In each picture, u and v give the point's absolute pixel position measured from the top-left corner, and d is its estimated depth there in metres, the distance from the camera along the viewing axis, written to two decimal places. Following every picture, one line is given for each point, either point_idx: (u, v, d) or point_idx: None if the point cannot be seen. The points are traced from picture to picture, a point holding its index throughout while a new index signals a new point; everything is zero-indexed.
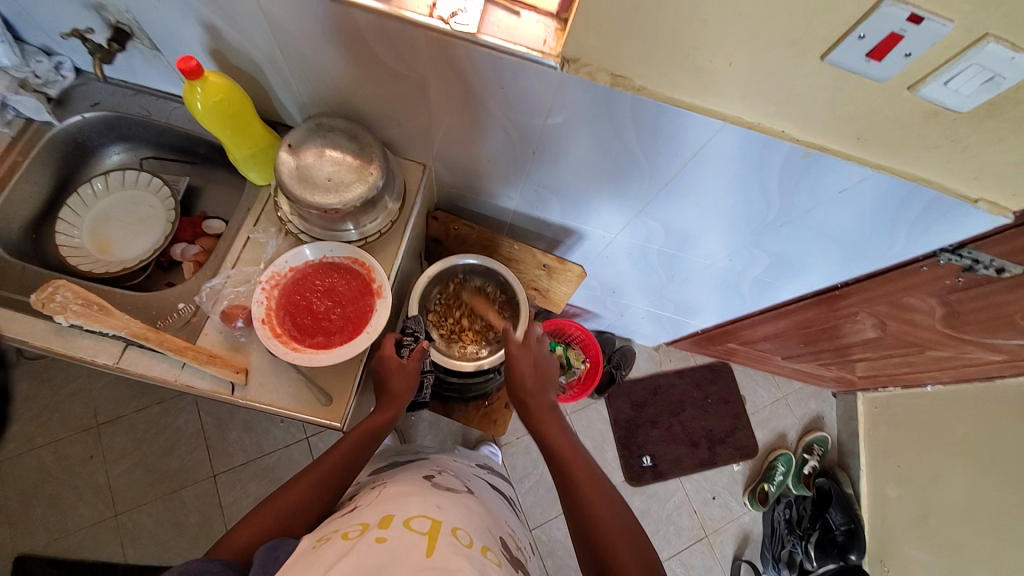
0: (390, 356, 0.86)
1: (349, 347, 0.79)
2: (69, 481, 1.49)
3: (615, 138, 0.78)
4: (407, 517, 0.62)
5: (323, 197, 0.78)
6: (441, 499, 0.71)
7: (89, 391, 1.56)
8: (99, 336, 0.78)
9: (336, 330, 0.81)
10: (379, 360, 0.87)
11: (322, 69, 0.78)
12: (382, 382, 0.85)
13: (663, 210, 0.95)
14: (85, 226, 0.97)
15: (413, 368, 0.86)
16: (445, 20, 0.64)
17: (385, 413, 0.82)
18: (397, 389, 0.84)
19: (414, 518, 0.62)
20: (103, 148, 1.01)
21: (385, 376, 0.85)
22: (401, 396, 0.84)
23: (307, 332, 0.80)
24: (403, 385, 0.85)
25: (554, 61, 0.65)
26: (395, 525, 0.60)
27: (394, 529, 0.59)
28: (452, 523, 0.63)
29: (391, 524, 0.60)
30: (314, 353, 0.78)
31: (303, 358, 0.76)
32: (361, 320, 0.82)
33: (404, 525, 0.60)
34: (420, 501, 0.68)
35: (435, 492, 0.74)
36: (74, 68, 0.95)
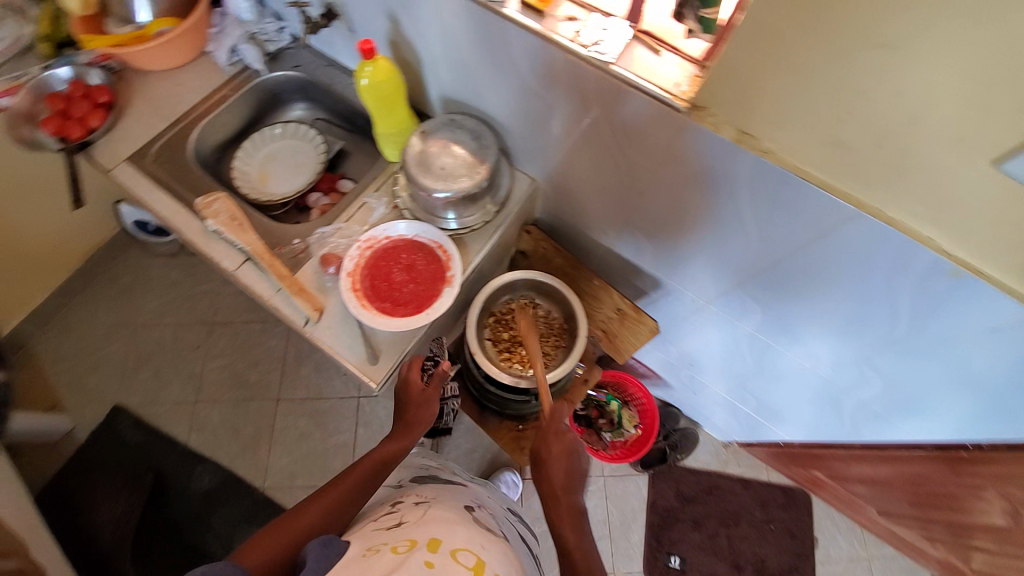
0: (414, 380, 0.86)
1: (407, 321, 0.84)
2: (176, 360, 1.77)
3: (726, 199, 0.73)
4: (455, 547, 0.60)
5: (432, 182, 0.86)
6: (485, 537, 0.67)
7: (218, 293, 1.87)
8: (229, 245, 0.94)
9: (403, 302, 0.86)
10: (403, 384, 0.86)
11: (469, 73, 0.86)
12: (406, 409, 0.85)
13: (765, 292, 0.87)
14: (255, 159, 1.16)
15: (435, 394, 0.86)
16: (586, 47, 0.66)
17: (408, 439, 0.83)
18: (418, 416, 0.84)
19: (462, 550, 0.60)
20: (290, 102, 1.23)
21: (411, 403, 0.85)
22: (423, 422, 0.85)
23: (378, 295, 0.86)
24: (424, 411, 0.85)
25: (682, 104, 0.64)
26: (444, 554, 0.58)
27: (441, 555, 0.58)
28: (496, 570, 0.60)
29: (438, 550, 0.58)
30: (379, 315, 0.85)
31: (368, 315, 0.84)
32: (426, 301, 0.86)
33: (451, 554, 0.58)
34: (468, 532, 0.65)
35: (478, 526, 0.70)
36: (292, 35, 1.17)
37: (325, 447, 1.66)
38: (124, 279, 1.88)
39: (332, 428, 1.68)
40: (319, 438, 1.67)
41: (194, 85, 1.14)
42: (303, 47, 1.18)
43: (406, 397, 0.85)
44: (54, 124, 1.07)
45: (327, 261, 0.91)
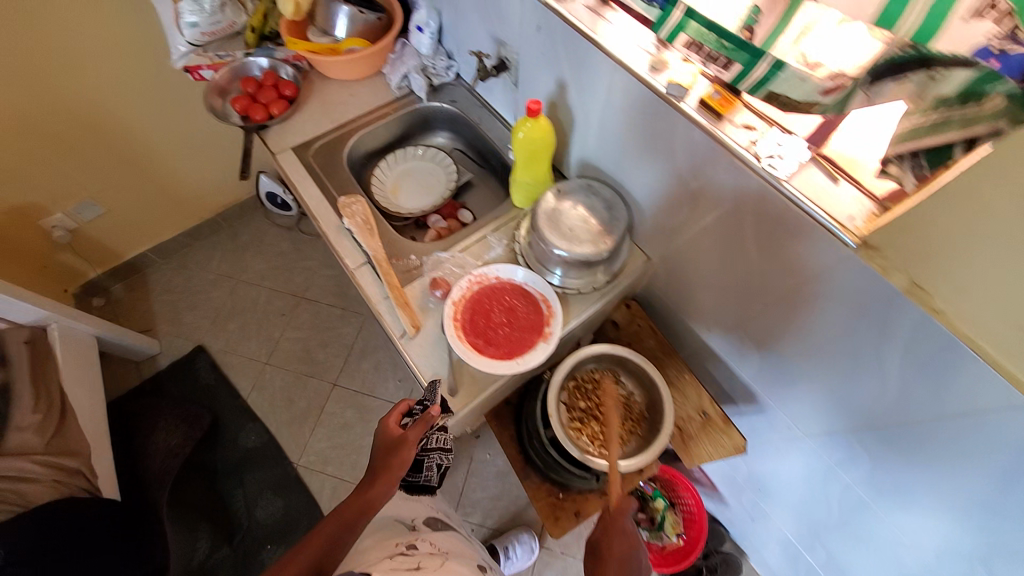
0: (393, 425, 0.83)
1: (496, 365, 0.84)
2: (260, 322, 1.91)
3: (870, 340, 0.68)
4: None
5: (556, 238, 0.88)
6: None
7: (314, 272, 2.02)
8: (354, 245, 1.01)
9: (497, 344, 0.87)
10: (383, 428, 0.84)
11: (619, 147, 0.88)
12: (383, 458, 0.80)
13: (884, 445, 0.78)
14: (393, 172, 1.27)
15: (412, 442, 0.81)
16: (758, 157, 0.66)
17: (381, 489, 0.77)
18: (395, 465, 0.79)
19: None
20: (437, 129, 1.33)
21: (390, 452, 0.80)
22: (397, 470, 0.78)
23: (474, 330, 0.88)
24: (400, 461, 0.79)
25: (852, 239, 0.61)
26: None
27: None
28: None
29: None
30: (470, 349, 0.86)
31: (460, 346, 0.85)
32: (518, 349, 0.87)
33: None
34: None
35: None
36: (456, 74, 1.29)
37: (363, 445, 1.69)
38: (242, 237, 2.08)
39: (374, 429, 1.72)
40: (359, 435, 1.71)
41: (364, 96, 1.27)
42: (461, 86, 1.29)
43: (384, 446, 0.81)
44: (241, 103, 1.21)
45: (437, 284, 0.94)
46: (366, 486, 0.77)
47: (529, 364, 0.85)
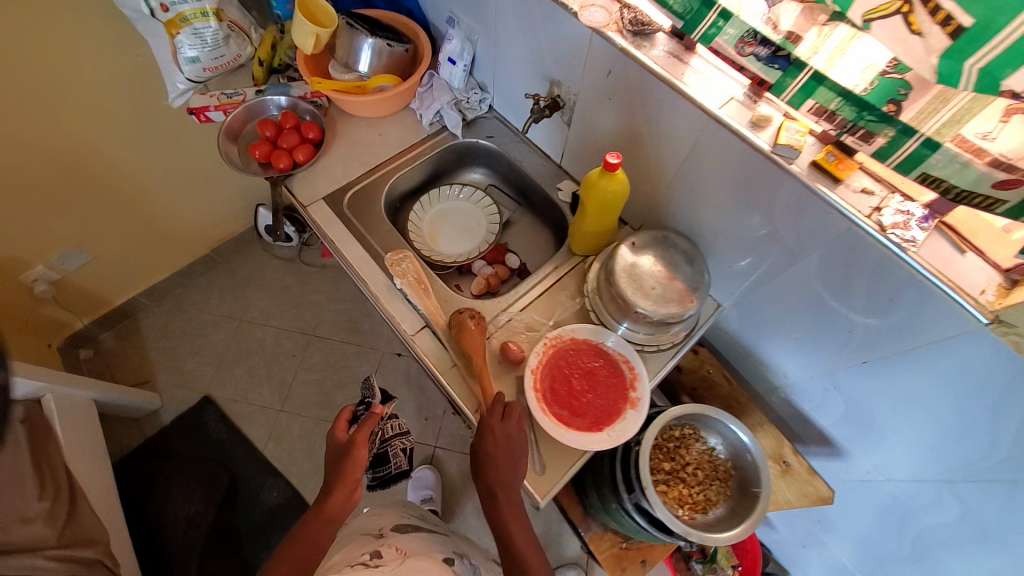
0: (342, 428, 0.92)
1: (587, 440, 0.80)
2: (270, 364, 1.79)
3: (992, 406, 0.67)
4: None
5: (640, 300, 0.83)
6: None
7: (322, 307, 1.90)
8: (409, 307, 0.94)
9: (583, 414, 0.83)
10: (334, 436, 0.91)
11: (700, 199, 0.86)
12: (336, 468, 0.86)
13: (988, 502, 0.76)
14: (427, 216, 1.19)
15: (363, 444, 0.87)
16: (881, 227, 0.63)
17: (339, 494, 0.83)
18: (348, 470, 0.84)
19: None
20: (471, 167, 1.27)
21: (341, 457, 0.86)
22: (353, 472, 0.85)
23: (558, 400, 0.83)
24: (353, 463, 0.85)
25: (988, 315, 0.59)
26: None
27: None
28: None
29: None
30: (556, 423, 0.81)
31: (546, 421, 0.80)
32: (606, 419, 0.82)
33: None
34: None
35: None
36: (490, 106, 1.23)
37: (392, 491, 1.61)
38: (241, 272, 1.94)
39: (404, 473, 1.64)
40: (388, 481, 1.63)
41: (393, 136, 1.20)
42: (496, 118, 1.23)
43: (337, 457, 0.87)
44: (261, 149, 1.13)
45: (477, 315, 0.88)
46: (325, 496, 0.83)
47: (625, 437, 0.80)
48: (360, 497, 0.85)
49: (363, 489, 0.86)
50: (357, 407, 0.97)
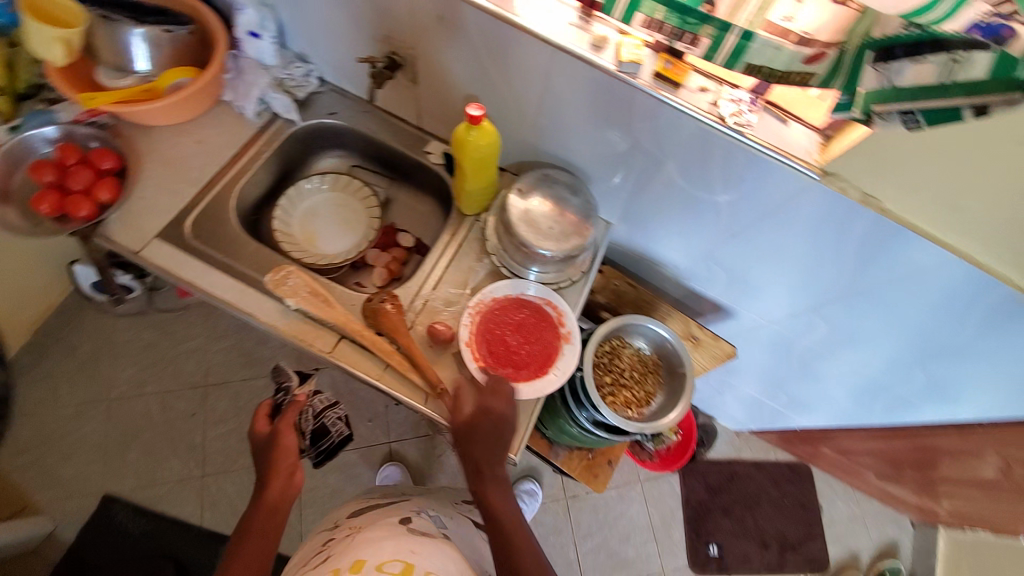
0: (262, 424, 0.96)
1: (540, 386, 0.83)
2: (169, 434, 1.56)
3: (832, 243, 0.81)
4: (379, 565, 0.75)
5: (542, 243, 0.85)
6: (415, 542, 0.82)
7: (204, 351, 1.66)
8: (315, 325, 0.86)
9: (525, 365, 0.86)
10: (256, 432, 0.95)
11: (566, 129, 0.87)
12: (269, 460, 0.90)
13: (840, 313, 0.96)
14: (297, 219, 1.08)
15: (290, 431, 0.93)
16: (723, 118, 0.71)
17: (278, 482, 0.87)
18: (279, 458, 0.89)
19: (387, 563, 0.75)
20: (324, 151, 1.15)
21: (270, 448, 0.91)
22: (285, 457, 0.90)
23: (500, 361, 0.85)
24: (284, 450, 0.90)
25: (816, 171, 0.70)
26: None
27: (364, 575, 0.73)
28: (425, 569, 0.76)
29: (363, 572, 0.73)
30: (506, 382, 0.83)
31: (498, 385, 0.82)
32: (546, 360, 0.86)
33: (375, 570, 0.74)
34: (394, 545, 0.79)
35: (409, 535, 0.84)
36: (319, 78, 1.10)
37: None
38: (83, 348, 1.60)
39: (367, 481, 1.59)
40: (354, 494, 1.57)
41: (219, 141, 1.03)
42: (331, 90, 1.11)
43: (264, 450, 0.91)
44: (50, 201, 0.94)
45: (394, 297, 0.87)
46: (264, 487, 0.87)
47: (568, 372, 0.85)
48: (302, 479, 0.90)
49: (303, 470, 0.91)
50: (278, 399, 1.04)
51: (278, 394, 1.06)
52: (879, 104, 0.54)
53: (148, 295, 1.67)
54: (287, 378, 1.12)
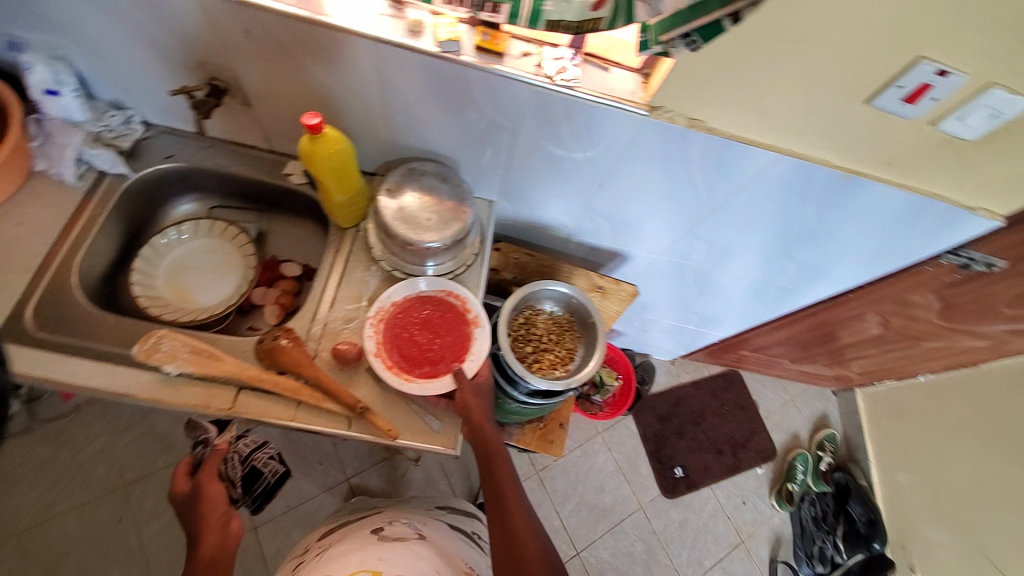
0: (183, 483, 0.89)
1: (461, 374, 0.84)
2: (96, 549, 1.39)
3: (682, 170, 0.89)
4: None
5: (423, 236, 0.85)
6: (384, 549, 0.86)
7: (112, 450, 1.49)
8: (208, 384, 0.80)
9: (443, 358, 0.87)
10: (178, 492, 0.88)
11: (417, 120, 0.87)
12: (195, 516, 0.84)
13: (712, 229, 1.05)
14: (161, 275, 1.00)
15: (216, 481, 0.88)
16: (551, 78, 0.75)
17: (212, 534, 0.80)
18: (208, 509, 0.84)
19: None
20: (174, 199, 1.06)
21: (195, 504, 0.85)
22: (215, 507, 0.84)
23: (414, 362, 0.84)
24: (211, 502, 0.85)
25: (644, 109, 0.76)
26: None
27: None
28: (392, 573, 0.80)
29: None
30: (425, 381, 0.83)
31: (416, 386, 0.81)
32: (462, 348, 0.87)
33: None
34: (363, 556, 0.83)
35: (379, 544, 0.87)
36: (143, 122, 1.01)
37: None
38: None
39: None
40: None
41: (42, 217, 0.91)
42: (161, 132, 1.02)
43: (189, 506, 0.85)
44: None
45: (289, 332, 0.82)
46: (196, 543, 0.80)
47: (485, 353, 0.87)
48: (239, 526, 0.84)
49: (238, 517, 0.85)
50: (196, 455, 0.95)
51: (199, 449, 0.96)
52: (663, 34, 0.60)
53: (27, 410, 1.48)
54: (208, 432, 0.98)
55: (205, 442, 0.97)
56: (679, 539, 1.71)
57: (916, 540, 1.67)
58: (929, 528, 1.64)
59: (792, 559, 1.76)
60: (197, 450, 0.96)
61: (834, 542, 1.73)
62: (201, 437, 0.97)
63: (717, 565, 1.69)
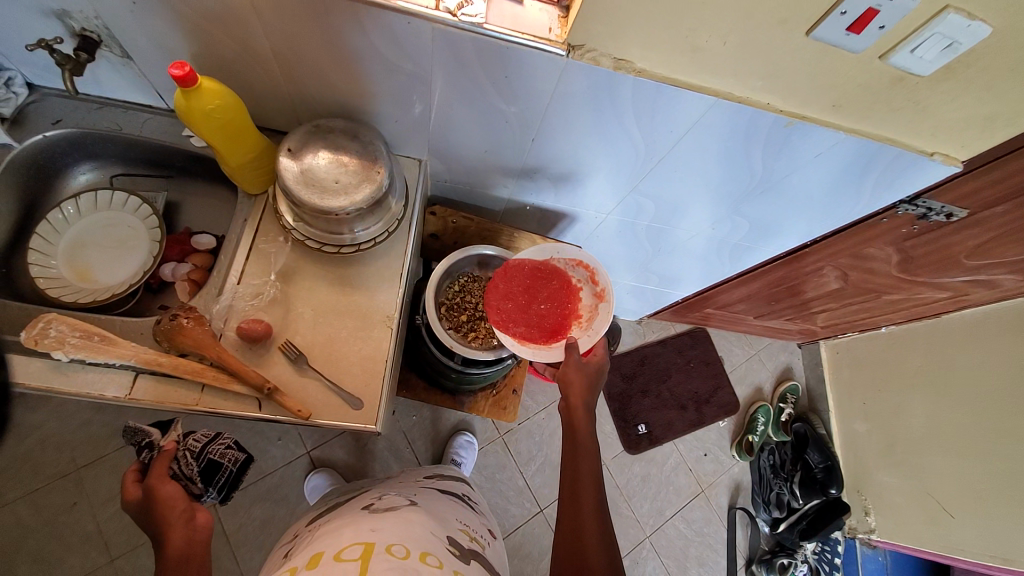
0: (134, 488, 0.76)
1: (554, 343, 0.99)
2: (55, 534, 1.33)
3: (614, 120, 0.81)
4: (338, 550, 0.69)
5: (332, 201, 0.78)
6: (375, 520, 0.77)
7: (56, 436, 1.39)
8: (104, 369, 0.76)
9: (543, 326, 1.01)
10: (131, 499, 0.75)
11: (320, 71, 0.78)
12: (154, 520, 0.72)
13: (657, 184, 0.98)
14: (61, 254, 0.92)
15: (170, 480, 0.75)
16: (453, 12, 0.66)
17: (178, 531, 0.70)
18: (165, 510, 0.71)
19: (346, 548, 0.69)
20: (69, 168, 0.95)
21: (149, 508, 0.73)
22: (175, 505, 0.72)
23: (518, 321, 1.01)
24: (168, 501, 0.72)
25: (561, 48, 0.68)
26: (326, 561, 0.67)
27: (325, 564, 0.66)
28: (387, 541, 0.70)
29: (320, 562, 0.67)
30: (525, 342, 0.99)
31: (517, 343, 0.98)
32: (568, 322, 1.02)
33: (336, 558, 0.67)
34: (353, 529, 0.74)
35: (368, 517, 0.79)
36: (26, 84, 0.90)
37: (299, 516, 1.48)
38: None
39: (295, 496, 1.49)
40: (288, 515, 1.47)
41: None
42: (49, 95, 0.92)
43: (144, 512, 0.73)
44: None
45: (191, 310, 0.78)
46: (161, 546, 0.69)
47: (601, 331, 1.00)
48: (208, 518, 0.73)
49: (205, 509, 0.74)
50: (143, 458, 0.81)
51: (144, 453, 0.81)
52: None
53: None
54: (149, 433, 0.82)
55: (148, 445, 0.81)
56: (640, 492, 1.74)
57: (870, 484, 1.73)
58: (882, 474, 1.69)
59: (750, 506, 1.80)
60: (143, 455, 0.81)
61: (790, 488, 1.76)
62: (141, 440, 0.81)
63: (677, 514, 1.74)
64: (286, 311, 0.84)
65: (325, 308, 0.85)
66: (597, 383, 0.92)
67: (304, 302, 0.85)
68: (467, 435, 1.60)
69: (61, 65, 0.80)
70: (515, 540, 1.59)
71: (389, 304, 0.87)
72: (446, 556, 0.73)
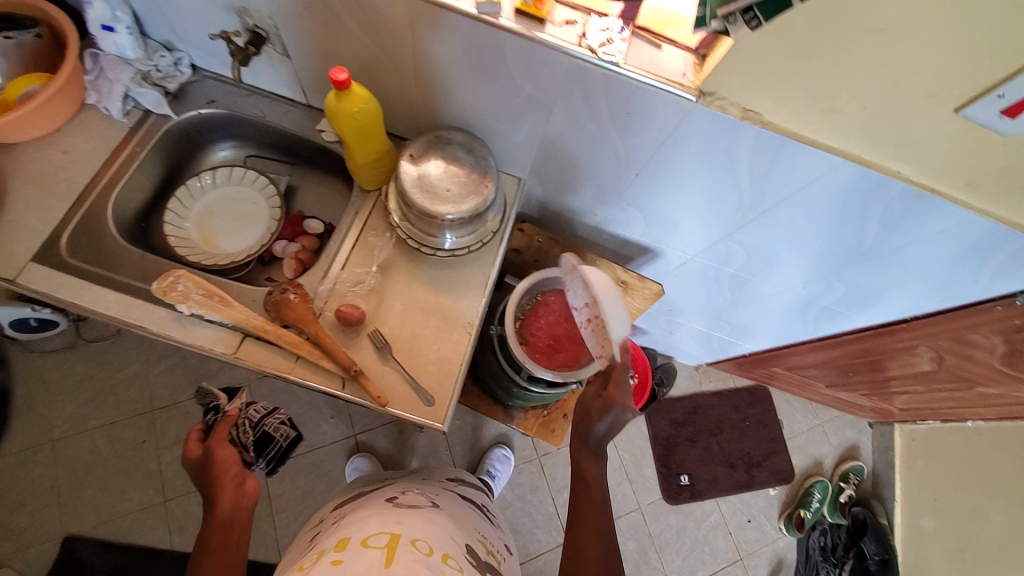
0: (196, 446, 0.82)
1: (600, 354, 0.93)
2: (124, 465, 1.45)
3: (727, 166, 0.81)
4: (364, 537, 0.71)
5: (441, 207, 0.82)
6: (400, 514, 0.79)
7: (145, 376, 1.53)
8: (217, 328, 0.84)
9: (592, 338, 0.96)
10: (194, 456, 0.81)
11: (452, 87, 0.84)
12: (208, 478, 0.77)
13: (752, 235, 0.96)
14: (192, 218, 1.03)
15: (228, 445, 0.81)
16: (593, 49, 0.69)
17: (228, 493, 0.75)
18: (220, 471, 0.77)
19: (372, 536, 0.71)
20: (211, 143, 1.08)
21: (205, 466, 0.79)
22: (230, 467, 0.78)
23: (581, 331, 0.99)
24: (224, 463, 0.78)
25: (692, 93, 0.70)
26: (353, 546, 0.70)
27: (350, 550, 0.69)
28: (411, 536, 0.72)
29: (348, 546, 0.70)
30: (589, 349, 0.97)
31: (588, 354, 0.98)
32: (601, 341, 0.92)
33: (362, 544, 0.70)
34: (379, 519, 0.76)
35: (394, 510, 0.81)
36: (191, 65, 1.03)
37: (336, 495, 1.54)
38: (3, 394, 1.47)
39: (337, 475, 1.55)
40: (326, 492, 1.53)
41: (88, 148, 0.95)
42: (208, 77, 1.04)
43: (201, 469, 0.78)
44: None
45: (298, 287, 0.85)
46: (213, 502, 0.75)
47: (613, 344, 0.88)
48: (255, 486, 0.79)
49: (254, 476, 0.80)
50: (207, 419, 0.88)
51: (209, 414, 0.88)
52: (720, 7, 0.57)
53: (75, 327, 1.53)
54: (216, 397, 0.90)
55: (213, 407, 0.89)
56: (673, 546, 1.66)
57: None
58: None
59: None
60: (208, 416, 0.88)
61: None
62: (208, 401, 0.89)
63: None
64: (379, 302, 0.89)
65: (413, 305, 0.90)
66: (597, 418, 0.82)
67: (396, 296, 0.90)
68: (503, 447, 1.60)
69: (234, 55, 0.91)
70: (535, 567, 1.56)
71: (471, 311, 0.90)
72: (465, 562, 0.74)
